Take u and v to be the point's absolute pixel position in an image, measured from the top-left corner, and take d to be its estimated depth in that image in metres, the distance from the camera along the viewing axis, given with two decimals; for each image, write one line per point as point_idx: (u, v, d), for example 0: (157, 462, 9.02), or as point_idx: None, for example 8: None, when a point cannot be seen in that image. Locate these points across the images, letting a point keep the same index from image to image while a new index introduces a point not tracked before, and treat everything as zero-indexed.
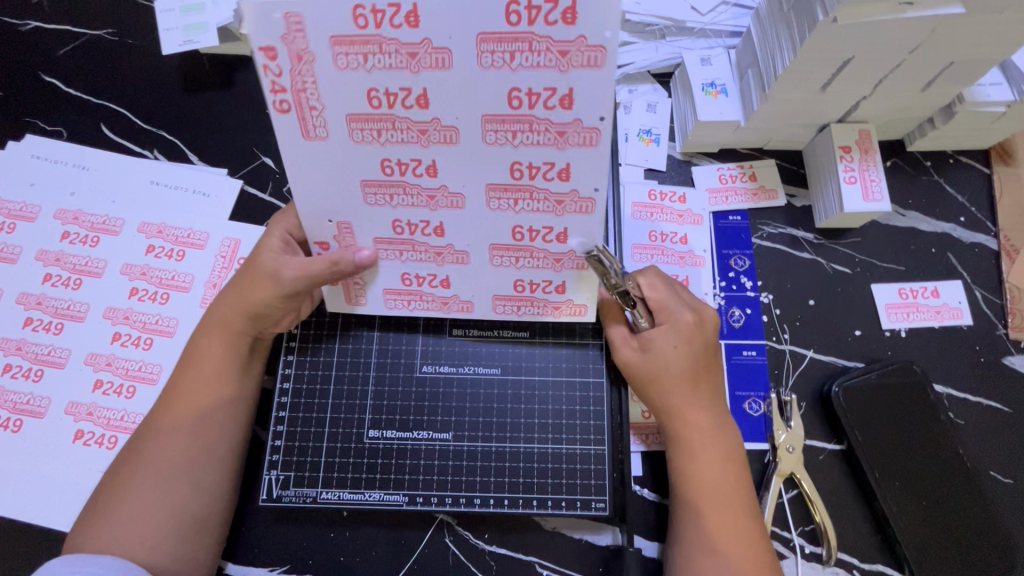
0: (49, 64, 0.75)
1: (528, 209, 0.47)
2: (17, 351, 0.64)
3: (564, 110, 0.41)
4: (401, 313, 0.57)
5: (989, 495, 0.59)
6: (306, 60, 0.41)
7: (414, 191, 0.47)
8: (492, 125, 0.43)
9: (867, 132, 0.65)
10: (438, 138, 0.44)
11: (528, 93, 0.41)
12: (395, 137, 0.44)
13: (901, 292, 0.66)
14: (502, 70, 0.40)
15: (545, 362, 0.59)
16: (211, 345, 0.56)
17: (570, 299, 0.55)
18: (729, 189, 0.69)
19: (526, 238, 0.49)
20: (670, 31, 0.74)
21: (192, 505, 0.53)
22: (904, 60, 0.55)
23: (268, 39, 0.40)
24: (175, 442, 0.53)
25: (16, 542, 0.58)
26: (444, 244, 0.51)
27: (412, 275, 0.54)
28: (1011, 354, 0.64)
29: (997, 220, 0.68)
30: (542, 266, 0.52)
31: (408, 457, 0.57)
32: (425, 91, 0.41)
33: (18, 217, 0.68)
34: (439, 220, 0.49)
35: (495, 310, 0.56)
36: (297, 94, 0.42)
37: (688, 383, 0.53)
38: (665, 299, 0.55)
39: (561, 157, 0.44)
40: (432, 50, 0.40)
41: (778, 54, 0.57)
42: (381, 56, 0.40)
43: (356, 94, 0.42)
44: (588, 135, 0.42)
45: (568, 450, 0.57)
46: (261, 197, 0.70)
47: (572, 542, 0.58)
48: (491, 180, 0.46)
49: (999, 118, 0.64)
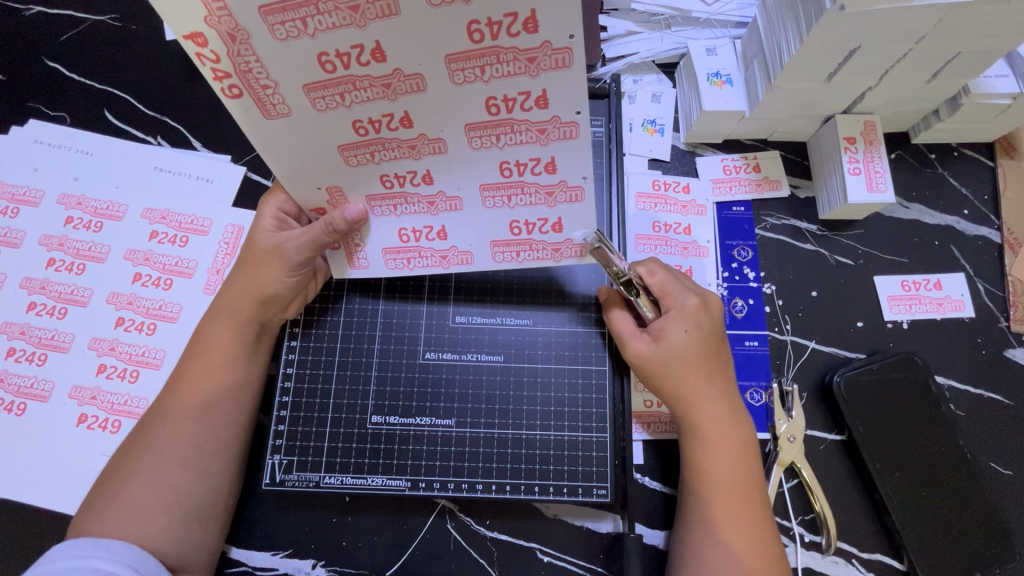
0: (51, 49, 0.75)
1: (511, 143, 0.46)
2: (20, 336, 0.64)
3: (529, 35, 0.39)
4: (402, 272, 0.58)
5: (989, 486, 0.59)
6: (240, 40, 0.40)
7: (394, 144, 0.47)
8: (457, 64, 0.41)
9: (872, 122, 0.65)
10: (406, 88, 0.43)
11: (488, 24, 0.39)
12: (359, 96, 0.44)
13: (903, 284, 0.66)
14: (455, 4, 0.38)
15: (548, 350, 0.59)
16: (217, 331, 0.56)
17: (569, 238, 0.53)
18: (733, 180, 0.69)
19: (515, 173, 0.48)
20: (675, 20, 0.74)
21: (197, 489, 0.53)
22: (909, 50, 0.55)
23: (193, 27, 0.39)
24: (179, 426, 0.54)
25: (20, 524, 0.58)
26: (435, 192, 0.51)
27: (409, 230, 0.54)
28: (1012, 346, 0.64)
29: (1000, 214, 0.68)
30: (535, 203, 0.50)
31: (411, 443, 0.57)
32: (378, 44, 0.40)
33: (21, 203, 0.68)
34: (425, 167, 0.49)
35: (495, 258, 0.55)
36: (242, 76, 0.42)
37: (695, 372, 0.54)
38: (670, 289, 0.55)
39: (535, 85, 0.42)
40: None
41: (785, 44, 0.57)
42: (320, 16, 0.39)
43: (309, 63, 0.41)
44: (559, 57, 0.40)
45: (570, 438, 0.57)
46: (264, 183, 0.70)
47: (573, 530, 0.58)
48: (468, 121, 0.45)
49: (1004, 110, 0.64)
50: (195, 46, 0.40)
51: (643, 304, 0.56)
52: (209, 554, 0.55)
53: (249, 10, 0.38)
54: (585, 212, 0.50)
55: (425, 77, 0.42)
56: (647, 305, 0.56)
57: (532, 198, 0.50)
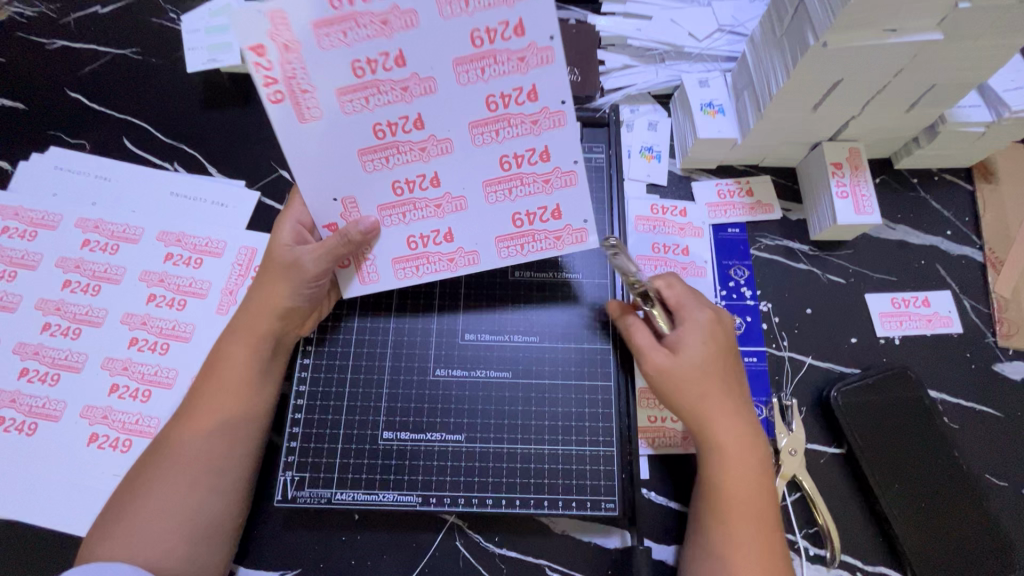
0: (74, 81, 0.79)
1: (510, 136, 0.52)
2: (34, 356, 0.65)
3: (519, 39, 0.48)
4: (412, 282, 0.59)
5: (987, 498, 0.60)
6: (292, 50, 0.47)
7: (407, 148, 0.52)
8: (463, 66, 0.49)
9: (857, 150, 0.69)
10: (421, 91, 0.49)
11: (486, 31, 0.47)
12: (382, 99, 0.50)
13: (893, 300, 0.69)
14: (462, 16, 0.47)
15: (553, 365, 0.61)
16: (232, 349, 0.57)
17: (568, 224, 0.57)
18: (727, 203, 0.73)
19: (514, 166, 0.54)
20: (669, 55, 0.78)
21: (208, 507, 0.54)
22: (888, 83, 0.59)
23: (256, 41, 0.46)
24: (194, 444, 0.54)
25: (29, 545, 0.58)
26: (442, 194, 0.55)
27: (417, 236, 0.57)
28: (1000, 360, 0.67)
29: (981, 234, 0.72)
30: (534, 192, 0.55)
31: (421, 459, 0.58)
32: (402, 51, 0.48)
33: (40, 226, 0.70)
34: (433, 169, 0.53)
35: (501, 255, 0.58)
36: (287, 84, 0.48)
37: (717, 393, 0.55)
38: (690, 312, 0.57)
39: (526, 81, 0.49)
40: (401, 14, 0.46)
41: (773, 76, 0.61)
42: (358, 29, 0.47)
43: (342, 69, 0.48)
44: (544, 55, 0.48)
45: (578, 452, 0.58)
46: (277, 208, 0.73)
47: (582, 546, 0.59)
48: (472, 118, 0.51)
49: (979, 137, 0.68)
50: (255, 56, 0.47)
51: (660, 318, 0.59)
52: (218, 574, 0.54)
53: (304, 26, 0.46)
54: (578, 196, 0.55)
55: (437, 80, 0.49)
56: (664, 318, 0.59)
57: (530, 186, 0.55)
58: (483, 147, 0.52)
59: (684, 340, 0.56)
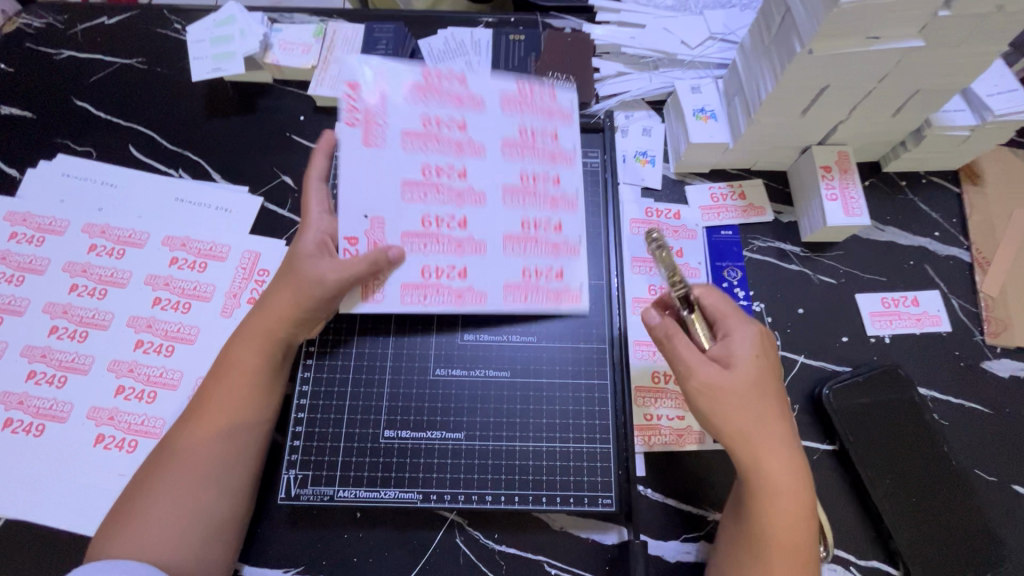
0: (81, 90, 0.81)
1: (531, 205, 0.63)
2: (42, 359, 0.66)
3: (553, 140, 0.64)
4: (416, 310, 0.61)
5: (976, 493, 0.61)
6: (382, 96, 0.63)
7: (446, 191, 0.62)
8: (507, 147, 0.63)
9: (845, 153, 0.70)
10: (470, 152, 0.63)
11: (530, 131, 0.64)
12: (438, 148, 0.62)
13: (883, 300, 0.71)
14: (513, 117, 0.64)
15: (552, 366, 0.62)
16: (236, 351, 0.58)
17: (568, 286, 0.62)
18: (720, 206, 0.74)
19: (531, 229, 0.62)
20: (663, 62, 0.80)
21: (213, 505, 0.55)
22: (873, 88, 0.61)
23: (358, 81, 0.63)
24: (199, 443, 0.56)
25: (39, 544, 0.59)
26: (465, 236, 0.61)
27: (433, 267, 0.61)
28: (988, 358, 0.68)
29: (968, 235, 0.74)
30: (543, 253, 0.62)
31: (422, 457, 0.59)
32: (464, 120, 0.63)
33: (47, 232, 0.72)
34: (462, 214, 0.62)
35: (505, 301, 0.61)
36: (366, 117, 0.62)
37: (769, 416, 0.52)
38: (735, 328, 0.55)
39: (554, 170, 0.64)
40: (470, 100, 0.64)
41: (762, 82, 0.63)
42: (437, 100, 0.63)
43: (413, 119, 0.63)
44: (569, 157, 0.64)
45: (575, 449, 0.59)
46: (280, 212, 0.74)
47: (579, 541, 0.60)
48: (507, 185, 0.63)
49: (965, 141, 0.70)
50: (352, 92, 0.62)
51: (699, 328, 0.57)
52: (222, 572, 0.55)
53: (398, 86, 0.63)
54: (580, 265, 0.62)
55: (485, 147, 0.63)
56: (704, 330, 0.57)
57: (544, 249, 0.62)
58: (507, 207, 0.62)
59: (733, 358, 0.53)
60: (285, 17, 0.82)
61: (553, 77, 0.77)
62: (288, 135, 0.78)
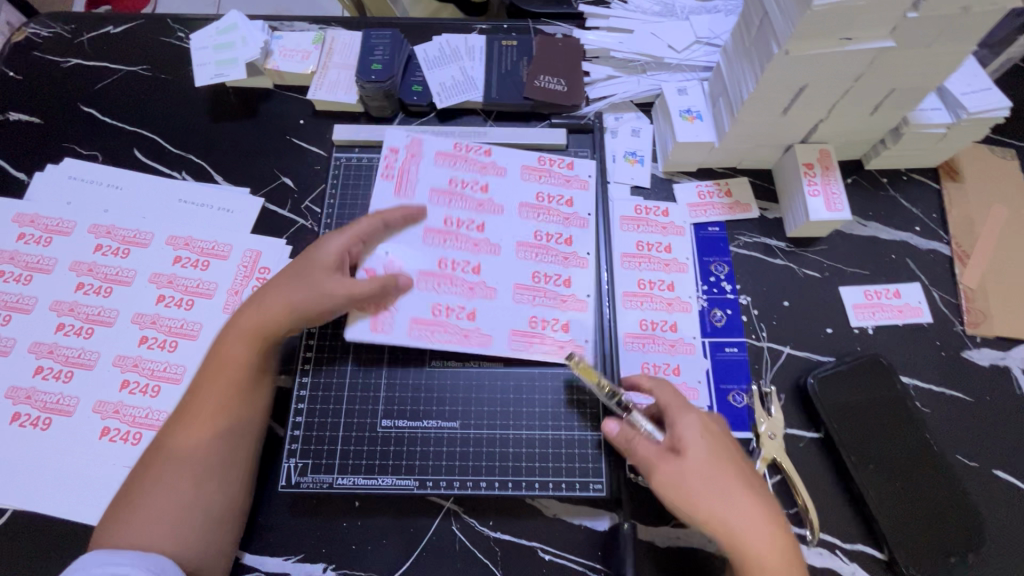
0: (87, 97, 0.83)
1: (544, 261, 0.69)
2: (49, 355, 0.68)
3: (567, 206, 0.73)
4: (421, 344, 0.64)
5: (958, 477, 0.63)
6: (418, 157, 0.73)
7: (464, 241, 0.69)
8: (525, 210, 0.72)
9: (827, 151, 0.73)
10: (490, 211, 0.71)
11: (548, 197, 0.73)
12: (460, 205, 0.71)
13: (866, 293, 0.73)
14: (533, 182, 0.73)
15: (545, 371, 0.65)
16: (230, 348, 0.60)
17: (573, 339, 0.66)
18: (707, 204, 0.77)
19: (541, 282, 0.68)
20: (651, 66, 0.83)
21: (216, 496, 0.57)
22: (850, 87, 0.63)
23: (398, 145, 0.74)
24: (198, 440, 0.57)
25: (47, 533, 0.61)
26: (477, 281, 0.67)
27: (443, 306, 0.66)
28: (968, 348, 0.70)
29: (948, 229, 0.76)
30: (551, 304, 0.67)
31: (418, 445, 0.61)
32: (486, 184, 0.72)
33: (55, 232, 0.74)
34: (477, 261, 0.68)
35: (511, 347, 0.65)
36: (401, 175, 0.72)
37: (731, 487, 0.52)
38: (679, 416, 0.55)
39: (567, 231, 0.71)
40: (495, 169, 0.74)
41: (744, 82, 0.65)
42: (466, 167, 0.73)
43: (441, 179, 0.72)
44: (581, 221, 0.72)
45: (566, 437, 0.62)
46: (280, 213, 0.77)
47: (572, 527, 0.61)
48: (521, 241, 0.70)
49: (942, 138, 0.72)
50: (394, 152, 0.73)
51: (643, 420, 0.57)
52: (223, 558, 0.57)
53: (435, 151, 0.74)
54: (585, 320, 0.67)
55: (504, 209, 0.71)
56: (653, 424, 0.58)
57: (554, 300, 0.68)
58: (520, 259, 0.69)
59: (686, 448, 0.53)
60: (285, 25, 0.85)
61: (545, 81, 0.80)
62: (289, 138, 0.81)
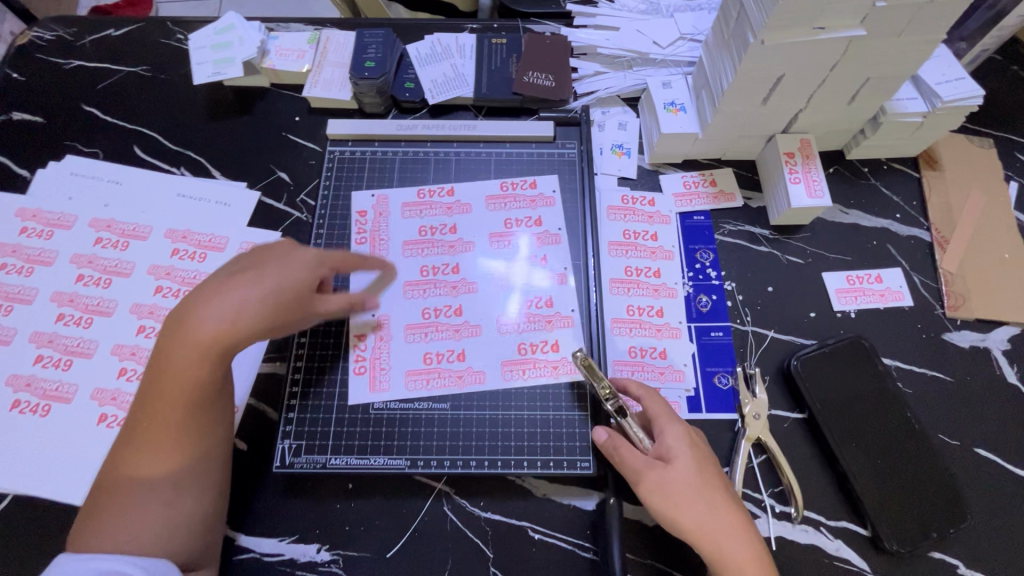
0: (89, 97, 0.86)
1: (522, 284, 0.70)
2: (49, 344, 0.69)
3: (537, 226, 0.74)
4: (420, 394, 0.65)
5: (939, 454, 0.64)
6: (383, 214, 0.75)
7: (441, 285, 0.70)
8: (495, 238, 0.73)
9: (808, 140, 0.75)
10: (463, 249, 0.72)
11: (515, 221, 0.74)
12: (434, 251, 0.72)
13: (848, 278, 0.74)
14: (499, 209, 0.75)
15: (523, 392, 0.66)
16: (189, 366, 0.51)
17: (565, 357, 0.67)
18: (692, 193, 0.79)
19: (525, 307, 0.69)
20: (636, 61, 0.85)
21: (197, 503, 0.54)
22: (826, 76, 0.65)
23: (362, 208, 0.75)
24: (170, 457, 0.52)
25: (48, 515, 0.63)
26: (462, 323, 0.68)
27: (433, 353, 0.67)
28: (949, 330, 0.72)
29: (928, 216, 0.78)
30: (538, 328, 0.68)
31: (409, 425, 0.64)
32: (454, 225, 0.74)
33: (56, 226, 0.76)
34: (458, 303, 0.69)
35: (505, 376, 0.66)
36: (371, 234, 0.74)
37: (718, 502, 0.53)
38: (666, 425, 0.57)
39: (540, 251, 0.72)
40: (461, 206, 0.75)
41: (723, 74, 0.67)
42: (433, 211, 0.75)
43: (411, 230, 0.74)
44: (552, 238, 0.73)
45: (551, 418, 0.65)
46: (276, 206, 0.79)
47: (561, 507, 0.63)
48: (497, 271, 0.71)
49: (919, 127, 0.74)
50: (360, 216, 0.75)
51: (636, 428, 0.59)
52: (212, 549, 0.57)
53: (399, 206, 0.76)
54: (573, 336, 0.68)
55: (473, 244, 0.73)
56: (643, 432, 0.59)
57: (539, 324, 0.68)
58: (499, 291, 0.70)
59: (675, 459, 0.55)
60: (281, 26, 0.87)
61: (533, 76, 0.82)
62: (284, 134, 0.83)
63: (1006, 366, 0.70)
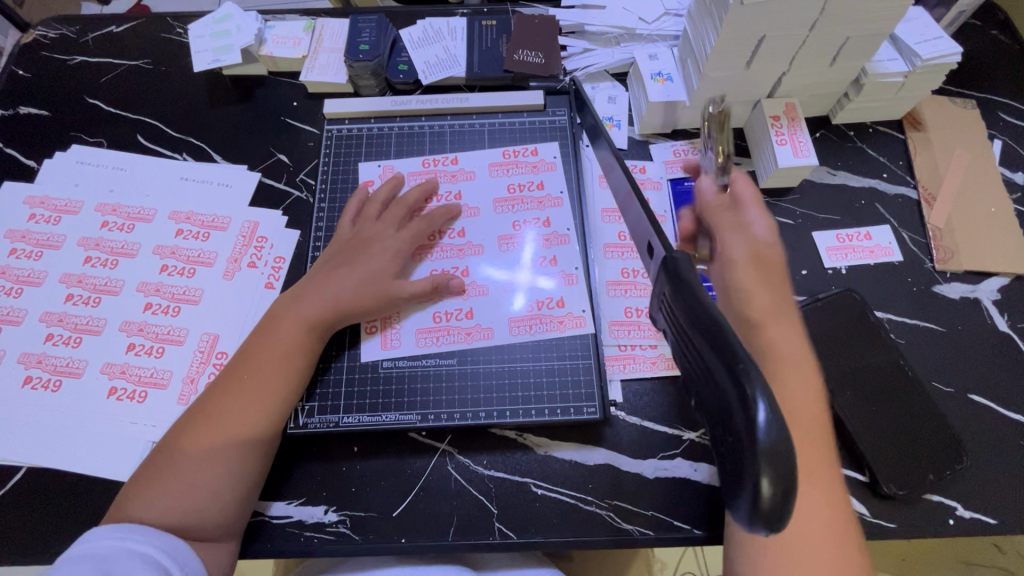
0: (92, 89, 0.88)
1: (525, 244, 0.73)
2: (59, 323, 0.71)
3: (539, 191, 0.76)
4: (430, 351, 0.68)
5: (934, 399, 0.65)
6: None
7: (449, 248, 0.73)
8: (502, 204, 0.76)
9: (793, 103, 0.77)
10: (467, 215, 0.75)
11: (519, 187, 0.77)
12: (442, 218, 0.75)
13: (838, 236, 0.76)
14: (502, 175, 0.77)
15: (532, 347, 0.68)
16: (286, 333, 0.63)
17: (571, 312, 0.69)
18: (682, 160, 0.80)
19: (534, 266, 0.71)
20: (623, 37, 0.87)
21: (257, 469, 0.59)
22: (807, 36, 0.67)
23: (369, 177, 0.78)
24: (242, 423, 0.59)
25: (59, 486, 0.64)
26: (469, 283, 0.71)
27: (442, 312, 0.69)
28: (939, 283, 0.73)
29: (915, 175, 0.79)
30: (545, 288, 0.70)
31: (419, 382, 0.66)
32: (460, 192, 0.77)
33: (63, 212, 0.78)
34: (465, 265, 0.72)
35: (512, 332, 0.68)
36: None
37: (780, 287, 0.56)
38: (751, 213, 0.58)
39: (544, 214, 0.75)
40: (465, 173, 0.78)
41: (707, 38, 0.69)
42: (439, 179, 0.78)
43: None
44: (556, 202, 0.75)
45: (559, 366, 0.67)
46: (275, 186, 0.80)
47: (562, 463, 0.64)
48: (500, 235, 0.73)
49: (901, 87, 0.76)
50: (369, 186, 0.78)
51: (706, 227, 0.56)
52: (237, 524, 0.58)
53: (405, 174, 0.78)
54: (578, 293, 0.70)
55: (479, 210, 0.75)
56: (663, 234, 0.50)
57: (546, 281, 0.70)
58: (506, 250, 0.72)
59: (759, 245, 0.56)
60: (277, 17, 0.90)
61: (523, 54, 0.84)
62: (282, 118, 0.85)
63: (997, 315, 0.71)
